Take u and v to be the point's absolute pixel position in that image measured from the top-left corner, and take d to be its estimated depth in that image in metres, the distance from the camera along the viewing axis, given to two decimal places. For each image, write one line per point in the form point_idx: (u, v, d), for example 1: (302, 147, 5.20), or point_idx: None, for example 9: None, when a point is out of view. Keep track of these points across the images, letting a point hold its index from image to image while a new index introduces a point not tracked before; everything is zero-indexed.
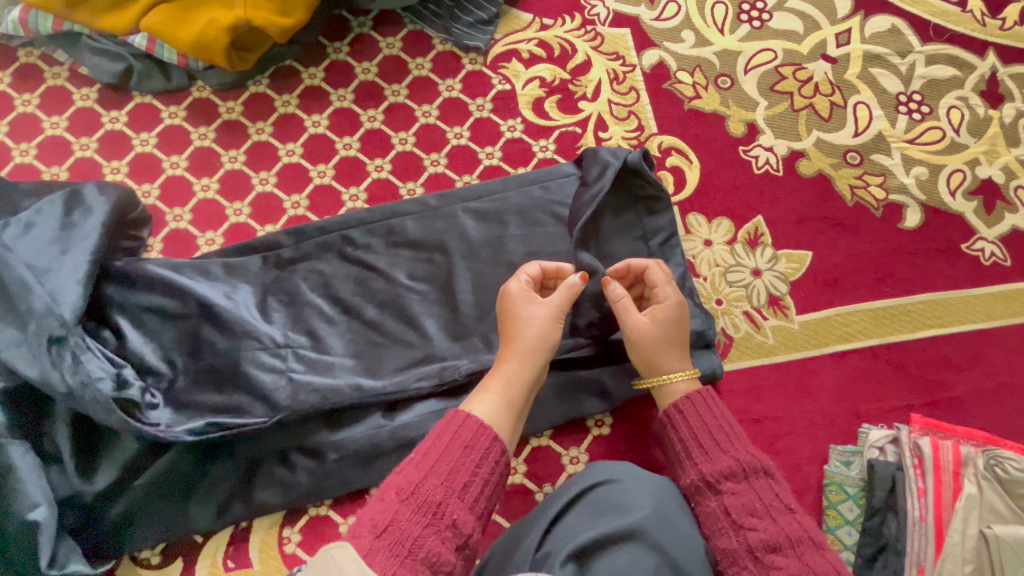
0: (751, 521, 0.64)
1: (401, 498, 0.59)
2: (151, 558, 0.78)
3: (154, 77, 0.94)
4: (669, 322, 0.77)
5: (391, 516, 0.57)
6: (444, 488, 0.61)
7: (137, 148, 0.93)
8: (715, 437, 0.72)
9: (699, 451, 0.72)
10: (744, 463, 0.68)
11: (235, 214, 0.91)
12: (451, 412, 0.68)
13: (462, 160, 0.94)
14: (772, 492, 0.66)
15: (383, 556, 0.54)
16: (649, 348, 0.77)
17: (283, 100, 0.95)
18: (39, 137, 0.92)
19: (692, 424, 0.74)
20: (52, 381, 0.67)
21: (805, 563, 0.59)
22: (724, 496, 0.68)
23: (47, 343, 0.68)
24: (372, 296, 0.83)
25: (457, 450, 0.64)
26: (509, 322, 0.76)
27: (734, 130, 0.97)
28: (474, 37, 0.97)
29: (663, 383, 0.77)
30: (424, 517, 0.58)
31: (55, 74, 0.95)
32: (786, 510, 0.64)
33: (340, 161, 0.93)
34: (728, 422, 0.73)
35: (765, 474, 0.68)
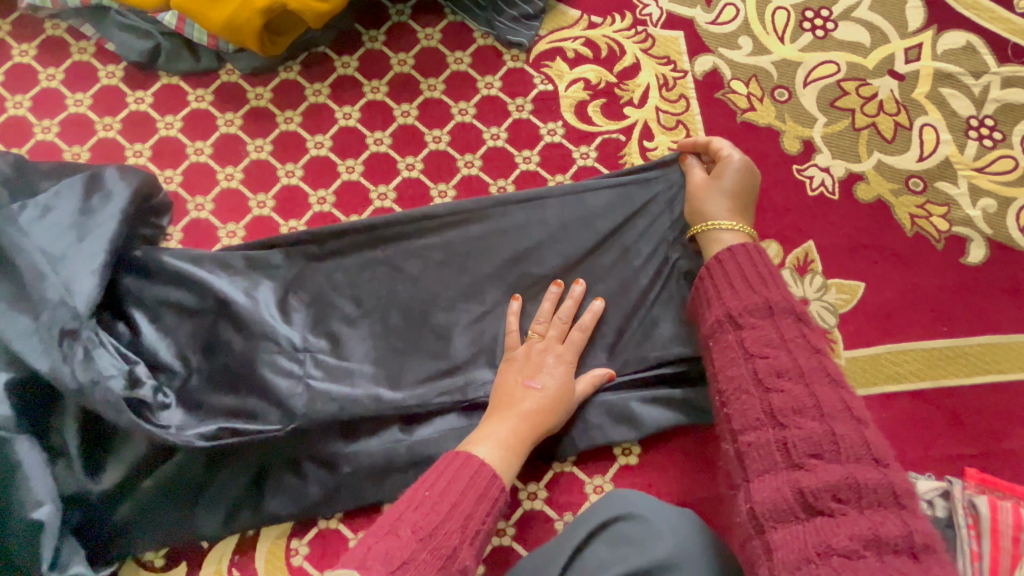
0: (764, 350, 0.58)
1: (419, 537, 0.54)
2: (155, 561, 0.75)
3: (183, 58, 0.90)
4: (739, 180, 0.76)
5: (408, 555, 0.52)
6: (461, 534, 0.57)
7: (161, 132, 0.89)
8: (749, 279, 0.65)
9: (729, 290, 0.66)
10: (773, 302, 0.61)
11: (259, 206, 0.87)
12: (458, 450, 0.64)
13: (498, 162, 0.89)
14: (798, 331, 0.59)
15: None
16: (699, 200, 0.77)
17: (314, 89, 0.91)
18: (62, 114, 0.89)
19: (733, 265, 0.67)
20: (67, 375, 0.64)
21: (812, 392, 0.54)
22: (744, 331, 0.61)
23: (59, 336, 0.64)
24: (396, 302, 0.79)
25: (472, 498, 0.59)
26: (529, 371, 0.74)
27: (789, 147, 0.91)
28: (519, 33, 0.92)
29: (717, 232, 0.73)
30: (439, 561, 0.54)
31: (82, 49, 0.92)
32: (810, 348, 0.58)
33: (369, 157, 0.89)
34: (773, 271, 0.66)
35: (795, 317, 0.60)
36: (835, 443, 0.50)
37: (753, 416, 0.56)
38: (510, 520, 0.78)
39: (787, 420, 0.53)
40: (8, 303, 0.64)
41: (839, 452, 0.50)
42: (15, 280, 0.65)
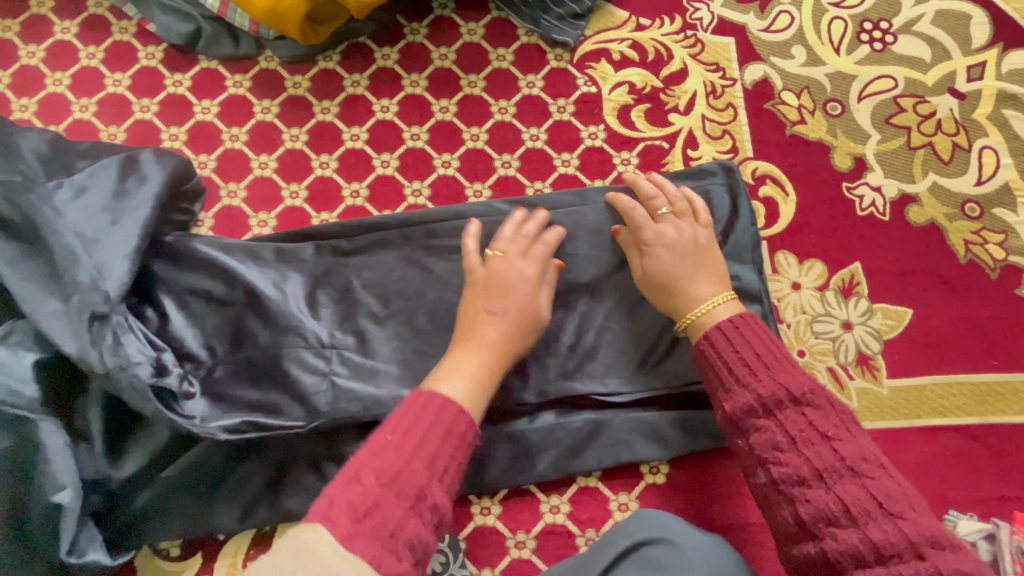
0: (776, 457, 0.58)
1: (383, 482, 0.51)
2: (171, 550, 0.74)
3: (223, 42, 0.89)
4: (670, 255, 0.73)
5: (372, 501, 0.49)
6: (428, 470, 0.53)
7: (197, 116, 0.88)
8: (736, 372, 0.64)
9: (722, 389, 0.64)
10: (765, 397, 0.60)
11: (291, 197, 0.85)
12: (421, 389, 0.60)
13: (536, 164, 0.87)
14: (801, 422, 0.58)
15: (364, 541, 0.47)
16: (661, 291, 0.73)
17: (352, 81, 0.89)
18: (101, 93, 0.89)
19: (717, 354, 0.66)
20: (95, 359, 0.63)
21: (836, 494, 0.54)
22: (751, 435, 0.60)
23: (89, 319, 0.63)
24: (424, 302, 0.77)
25: (437, 436, 0.55)
26: (489, 296, 0.70)
27: (840, 163, 0.87)
28: (564, 32, 0.90)
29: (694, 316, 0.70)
30: (408, 500, 0.51)
31: (123, 28, 0.91)
32: (815, 439, 0.57)
33: (405, 152, 0.87)
34: (764, 351, 0.64)
35: (794, 405, 0.59)
36: (875, 552, 0.50)
37: (790, 529, 0.56)
38: (531, 534, 0.75)
39: (823, 531, 0.53)
40: (40, 284, 0.64)
41: (882, 560, 0.49)
42: (48, 260, 0.65)
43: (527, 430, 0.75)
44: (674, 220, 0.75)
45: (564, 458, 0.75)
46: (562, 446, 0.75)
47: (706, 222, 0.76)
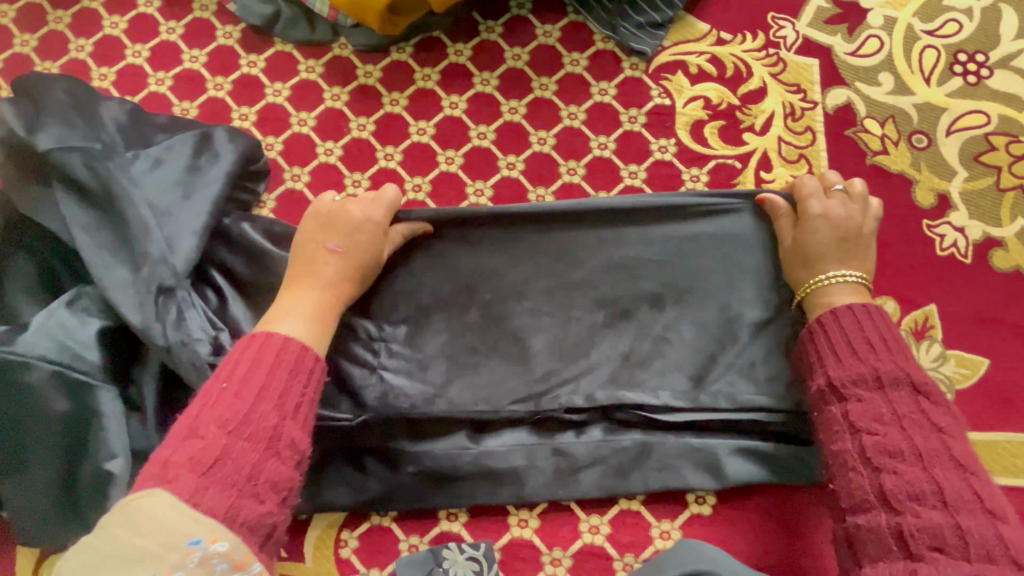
0: (873, 426, 0.57)
1: (228, 429, 0.52)
2: None
3: (300, 27, 0.89)
4: (823, 232, 0.71)
5: (218, 452, 0.50)
6: (278, 410, 0.55)
7: (268, 98, 0.88)
8: (855, 346, 0.63)
9: (832, 356, 0.64)
10: (883, 373, 0.60)
11: (353, 186, 0.85)
12: (255, 332, 0.60)
13: (602, 174, 0.85)
14: (914, 407, 0.58)
15: (216, 492, 0.48)
16: (802, 261, 0.72)
17: (423, 74, 0.89)
18: (177, 68, 0.90)
19: (836, 329, 0.65)
20: (158, 332, 0.63)
21: (930, 476, 0.53)
22: (850, 403, 0.60)
23: (154, 292, 0.64)
24: (479, 303, 0.76)
25: (283, 375, 0.57)
26: (331, 234, 0.70)
27: (922, 199, 0.83)
28: (642, 40, 0.87)
29: (812, 286, 0.70)
30: (260, 444, 0.53)
31: (204, 6, 0.92)
32: (928, 426, 0.56)
33: (470, 150, 0.86)
34: (892, 335, 0.63)
35: (911, 391, 0.59)
36: (960, 537, 0.49)
37: (862, 496, 0.55)
38: (567, 551, 0.73)
39: (902, 505, 0.52)
40: (110, 252, 0.65)
41: (966, 547, 0.48)
42: (120, 229, 0.65)
43: (573, 444, 0.73)
44: (843, 202, 0.73)
45: (610, 477, 0.73)
46: (607, 465, 0.73)
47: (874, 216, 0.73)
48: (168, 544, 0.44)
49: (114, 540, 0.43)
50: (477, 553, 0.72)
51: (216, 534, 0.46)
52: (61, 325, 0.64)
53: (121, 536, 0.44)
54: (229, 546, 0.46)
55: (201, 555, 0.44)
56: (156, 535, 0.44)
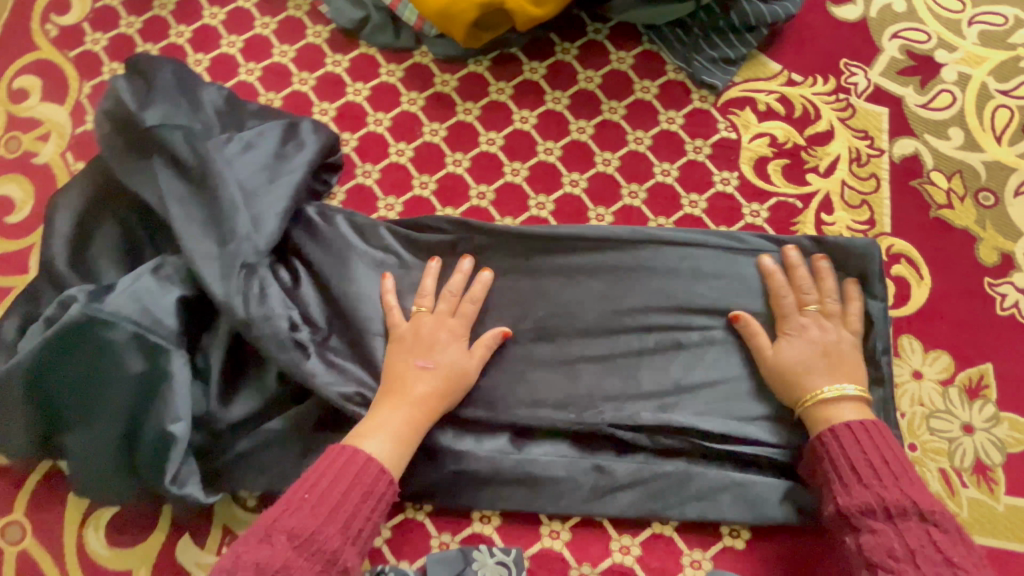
0: (887, 563, 0.58)
1: (294, 544, 0.57)
2: (248, 501, 0.76)
3: (386, 32, 0.93)
4: (799, 348, 0.72)
5: (281, 563, 0.56)
6: (342, 530, 0.59)
7: (348, 96, 0.92)
8: (859, 471, 0.64)
9: (839, 483, 0.65)
10: (889, 503, 0.61)
11: (420, 186, 0.88)
12: (340, 445, 0.65)
13: (663, 199, 0.86)
14: (924, 538, 0.58)
15: None
16: (786, 378, 0.72)
17: (497, 87, 0.92)
18: (266, 61, 0.94)
19: (838, 449, 0.66)
20: (240, 305, 0.67)
21: None
22: (862, 536, 0.61)
23: (240, 267, 0.68)
24: (530, 315, 0.79)
25: (355, 495, 0.61)
26: (420, 351, 0.72)
27: (984, 257, 0.82)
28: (714, 74, 0.90)
29: (811, 401, 0.70)
30: (317, 565, 0.57)
31: (298, 5, 0.96)
32: (944, 562, 0.56)
33: (536, 164, 0.88)
34: (901, 461, 0.64)
35: (920, 518, 0.59)
36: None
37: None
38: (596, 568, 0.73)
39: None
40: (201, 225, 0.69)
41: None
42: (212, 205, 0.69)
43: (613, 461, 0.74)
44: (818, 317, 0.74)
45: (647, 498, 0.74)
46: (646, 487, 0.74)
47: (853, 326, 0.74)
48: None
49: None
50: (507, 558, 0.73)
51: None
52: (145, 289, 0.67)
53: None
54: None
55: None
56: None
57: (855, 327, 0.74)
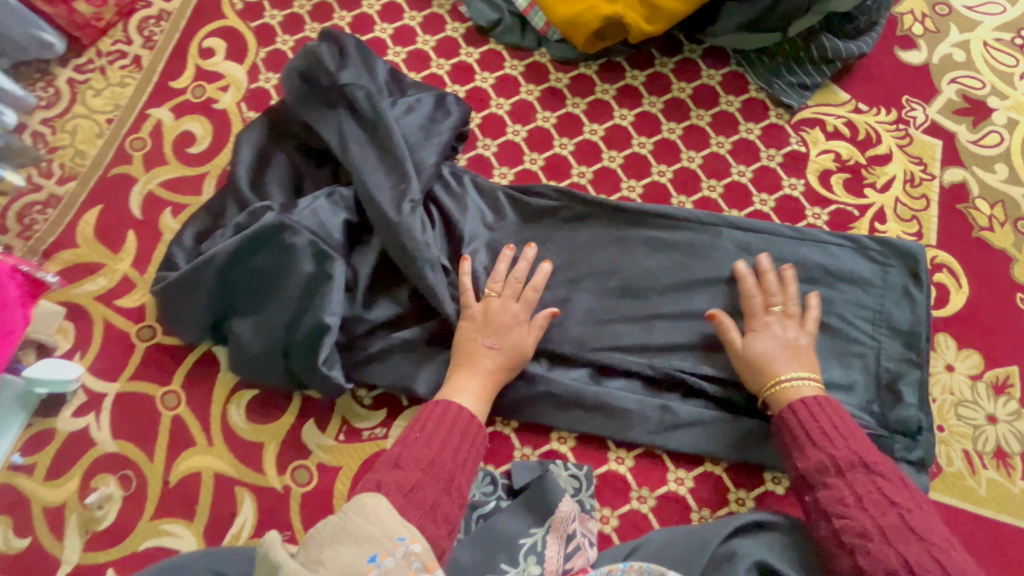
0: (840, 510, 0.69)
1: (420, 467, 0.66)
2: (365, 399, 0.92)
3: (514, 33, 1.10)
4: (770, 344, 0.83)
5: (414, 482, 0.64)
6: (453, 461, 0.68)
7: (476, 82, 1.09)
8: (812, 436, 0.75)
9: (795, 450, 0.76)
10: (838, 460, 0.72)
11: (530, 162, 1.04)
12: (433, 399, 0.75)
13: (737, 195, 1.01)
14: (870, 486, 0.69)
15: (411, 510, 0.62)
16: (755, 366, 0.83)
17: (603, 88, 1.08)
18: (411, 47, 1.12)
19: (797, 423, 0.77)
20: (405, 229, 0.85)
21: (896, 550, 0.64)
22: (817, 491, 0.72)
23: (405, 201, 0.86)
24: (617, 277, 0.94)
25: (458, 433, 0.71)
26: (488, 332, 0.83)
27: (1018, 275, 0.94)
28: (791, 96, 1.04)
29: (775, 388, 0.81)
30: (441, 485, 0.65)
31: (441, 4, 1.14)
32: (888, 502, 0.68)
33: (630, 154, 1.04)
34: (846, 423, 0.75)
35: (864, 469, 0.71)
36: None
37: None
38: (654, 492, 0.86)
39: None
40: (376, 165, 0.88)
41: None
42: (385, 150, 0.88)
43: (678, 404, 0.88)
44: (781, 317, 0.86)
45: (704, 437, 0.87)
46: (704, 429, 0.87)
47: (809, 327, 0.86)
48: (387, 534, 0.57)
49: (353, 523, 0.57)
50: (579, 472, 0.86)
51: (415, 536, 0.59)
52: (320, 209, 0.86)
53: (356, 519, 0.58)
54: (422, 549, 0.58)
55: (406, 551, 0.57)
56: (380, 525, 0.58)
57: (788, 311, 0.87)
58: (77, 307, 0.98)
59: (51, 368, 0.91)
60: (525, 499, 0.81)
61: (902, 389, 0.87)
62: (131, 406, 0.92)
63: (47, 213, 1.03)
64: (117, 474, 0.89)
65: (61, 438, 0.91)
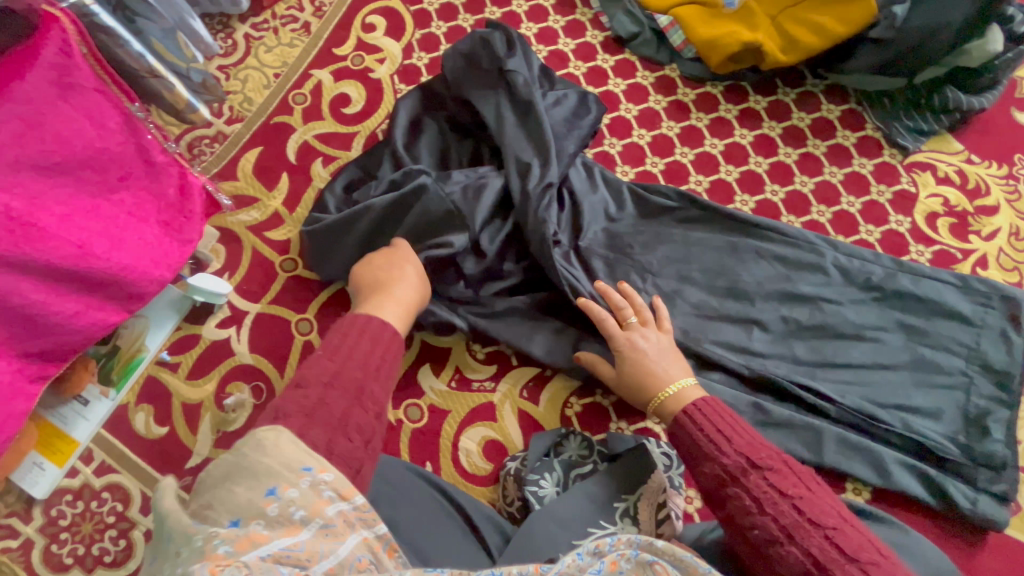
0: (749, 521, 0.65)
1: (325, 382, 0.59)
2: (478, 352, 1.01)
3: (650, 47, 1.20)
4: (635, 364, 0.85)
5: (317, 400, 0.57)
6: (364, 368, 0.62)
7: (609, 86, 1.18)
8: (703, 446, 0.72)
9: (694, 464, 0.73)
10: (730, 467, 0.69)
11: (651, 165, 1.12)
12: (345, 316, 0.69)
13: (845, 223, 1.07)
14: (766, 487, 0.65)
15: (318, 429, 0.55)
16: (631, 390, 0.86)
17: (725, 107, 1.16)
18: (552, 46, 1.21)
19: (688, 432, 0.75)
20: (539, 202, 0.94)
21: (805, 548, 0.61)
22: (727, 505, 0.68)
23: (543, 182, 0.95)
24: (724, 280, 1.00)
25: (367, 341, 0.65)
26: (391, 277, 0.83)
27: None
28: (907, 139, 1.10)
29: (661, 398, 0.81)
30: (349, 396, 0.59)
31: (583, 12, 1.24)
32: (781, 497, 0.64)
33: (746, 171, 1.11)
34: (730, 424, 0.73)
35: (755, 469, 0.67)
36: None
37: None
38: None
39: None
40: (525, 146, 0.97)
41: None
42: (534, 133, 0.97)
43: (772, 406, 0.93)
44: (643, 330, 0.88)
45: (794, 440, 0.92)
46: (793, 432, 0.92)
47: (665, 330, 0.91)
48: (286, 465, 0.50)
49: (248, 459, 0.50)
50: (669, 451, 0.92)
51: (324, 465, 0.52)
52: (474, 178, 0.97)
53: (252, 456, 0.50)
54: (334, 478, 0.51)
55: (312, 480, 0.50)
56: (277, 458, 0.50)
57: (645, 316, 0.90)
58: (230, 233, 1.09)
59: (207, 281, 1.01)
60: (619, 468, 0.85)
61: (990, 425, 0.91)
62: (269, 326, 1.03)
63: (214, 147, 1.15)
64: (250, 384, 0.99)
65: (206, 344, 1.02)
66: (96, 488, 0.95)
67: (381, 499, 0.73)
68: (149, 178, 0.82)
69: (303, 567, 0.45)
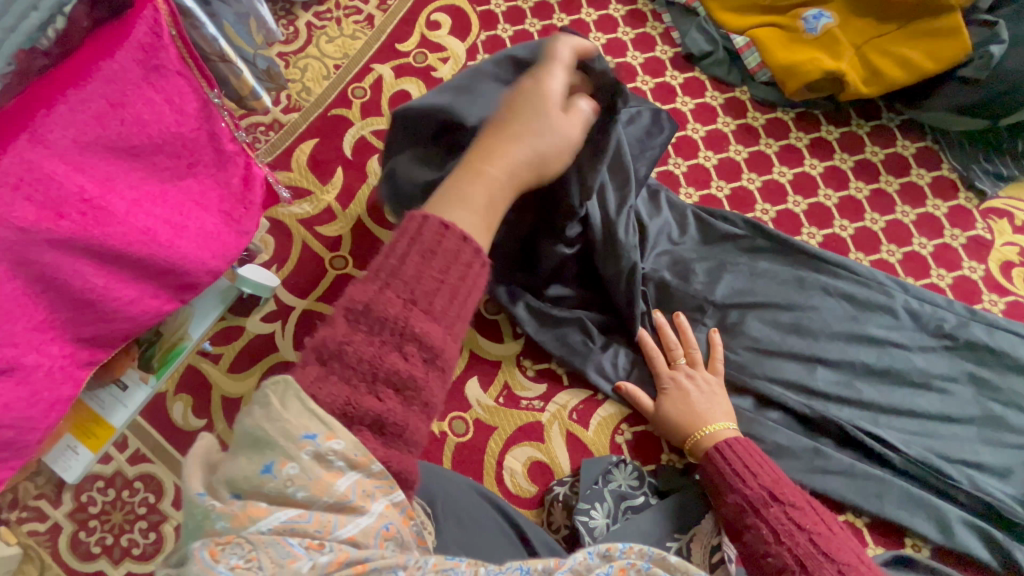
0: (764, 552, 0.61)
1: (355, 319, 0.40)
2: (528, 369, 0.98)
3: (722, 67, 1.16)
4: (676, 402, 0.86)
5: (338, 342, 0.40)
6: (407, 296, 0.41)
7: (677, 104, 1.15)
8: (726, 478, 0.71)
9: (716, 495, 0.72)
10: (751, 498, 0.67)
11: (715, 189, 1.09)
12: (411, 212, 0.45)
13: (915, 265, 1.03)
14: (784, 519, 0.62)
15: (334, 384, 0.39)
16: (667, 426, 0.86)
17: (797, 135, 1.12)
18: (620, 58, 1.18)
19: (716, 464, 0.74)
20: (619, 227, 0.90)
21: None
22: (746, 535, 0.65)
23: (624, 207, 0.91)
24: (790, 315, 0.96)
25: (422, 257, 0.42)
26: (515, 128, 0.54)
27: None
28: (985, 183, 1.06)
29: (696, 437, 0.81)
30: (384, 338, 0.40)
31: (654, 26, 1.21)
32: (798, 530, 0.61)
33: (815, 203, 1.07)
34: (758, 461, 0.72)
35: (777, 502, 0.65)
36: None
37: None
38: None
39: None
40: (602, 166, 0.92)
41: None
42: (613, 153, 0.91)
43: (833, 451, 0.90)
44: (690, 371, 0.89)
45: (855, 490, 0.88)
46: (853, 480, 0.88)
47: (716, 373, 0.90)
48: (285, 432, 0.37)
49: (248, 420, 0.38)
50: None
51: (334, 430, 0.38)
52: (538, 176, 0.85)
53: (253, 416, 0.38)
54: (347, 444, 0.38)
55: (317, 451, 0.37)
56: (275, 424, 0.37)
57: (695, 357, 0.91)
58: (281, 225, 1.06)
59: (257, 272, 0.97)
60: (671, 504, 0.80)
61: None
62: (315, 324, 1.01)
63: (269, 135, 1.12)
64: None
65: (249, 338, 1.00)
66: (130, 477, 0.93)
67: (450, 516, 0.68)
68: (217, 167, 0.79)
69: (317, 538, 0.36)
